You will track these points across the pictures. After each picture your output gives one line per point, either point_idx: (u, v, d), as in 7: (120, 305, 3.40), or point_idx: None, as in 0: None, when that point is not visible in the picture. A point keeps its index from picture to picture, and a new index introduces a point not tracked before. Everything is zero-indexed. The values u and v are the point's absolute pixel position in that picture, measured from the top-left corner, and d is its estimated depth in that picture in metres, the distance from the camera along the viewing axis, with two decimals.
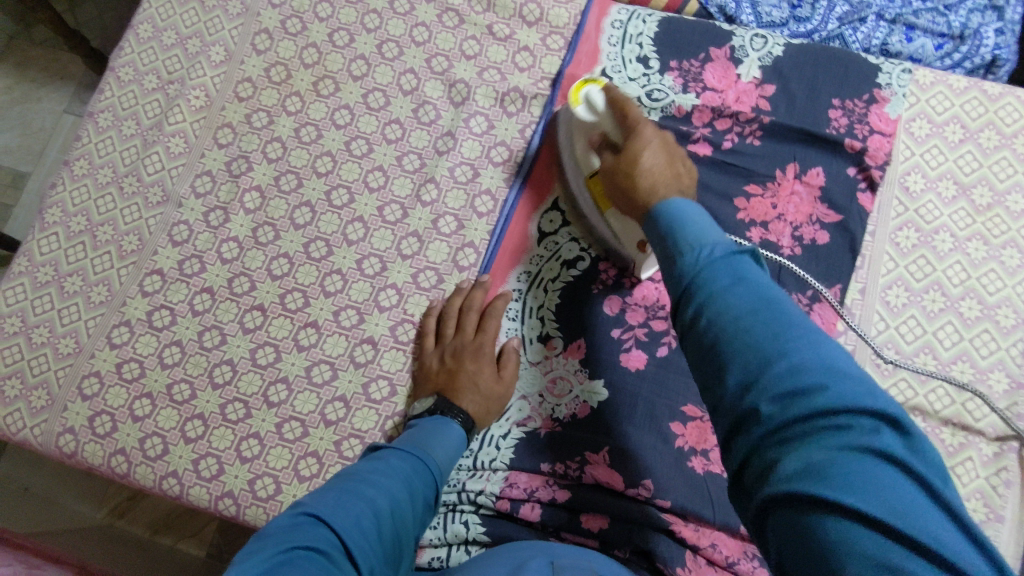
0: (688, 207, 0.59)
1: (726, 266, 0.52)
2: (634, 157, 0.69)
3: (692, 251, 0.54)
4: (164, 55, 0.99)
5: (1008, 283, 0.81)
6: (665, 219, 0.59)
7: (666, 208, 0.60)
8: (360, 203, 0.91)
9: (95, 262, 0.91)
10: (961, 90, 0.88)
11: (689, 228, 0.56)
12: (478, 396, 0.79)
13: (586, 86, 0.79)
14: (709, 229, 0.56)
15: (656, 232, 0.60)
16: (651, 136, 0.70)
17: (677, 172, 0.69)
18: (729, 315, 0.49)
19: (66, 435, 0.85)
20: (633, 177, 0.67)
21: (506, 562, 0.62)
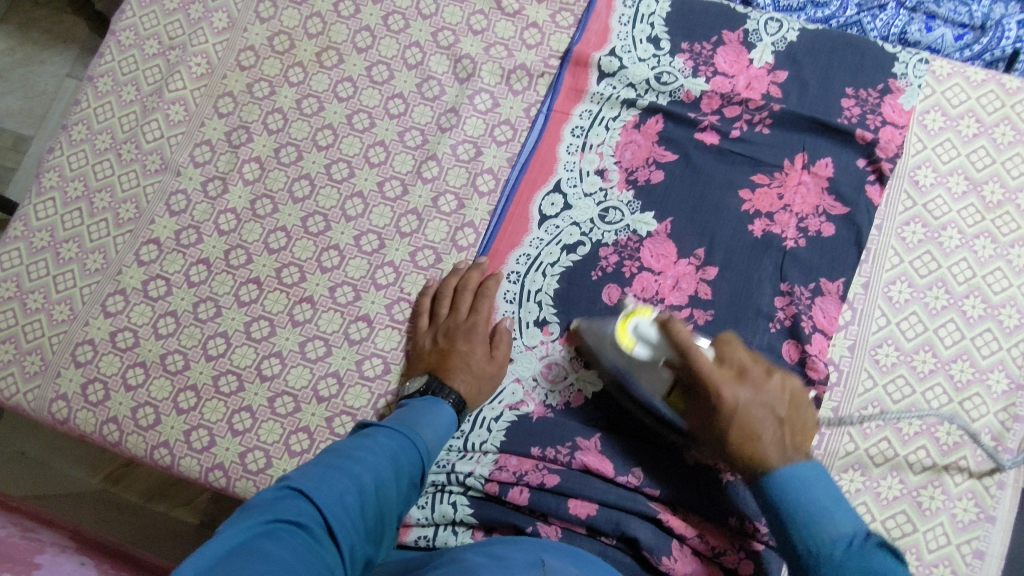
0: (803, 470, 0.62)
1: (853, 567, 0.58)
2: (756, 450, 0.64)
3: (819, 547, 0.59)
4: (166, 20, 0.97)
5: (1014, 283, 0.80)
6: (773, 490, 0.62)
7: (778, 487, 0.62)
8: (360, 178, 0.90)
9: (91, 229, 0.91)
10: (978, 83, 0.86)
11: (806, 504, 0.61)
12: (470, 375, 0.78)
13: (633, 322, 0.74)
14: (830, 506, 0.61)
15: (767, 503, 0.63)
16: (751, 404, 0.66)
17: (787, 430, 0.65)
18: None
19: (59, 402, 0.85)
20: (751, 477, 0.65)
21: (486, 557, 0.57)
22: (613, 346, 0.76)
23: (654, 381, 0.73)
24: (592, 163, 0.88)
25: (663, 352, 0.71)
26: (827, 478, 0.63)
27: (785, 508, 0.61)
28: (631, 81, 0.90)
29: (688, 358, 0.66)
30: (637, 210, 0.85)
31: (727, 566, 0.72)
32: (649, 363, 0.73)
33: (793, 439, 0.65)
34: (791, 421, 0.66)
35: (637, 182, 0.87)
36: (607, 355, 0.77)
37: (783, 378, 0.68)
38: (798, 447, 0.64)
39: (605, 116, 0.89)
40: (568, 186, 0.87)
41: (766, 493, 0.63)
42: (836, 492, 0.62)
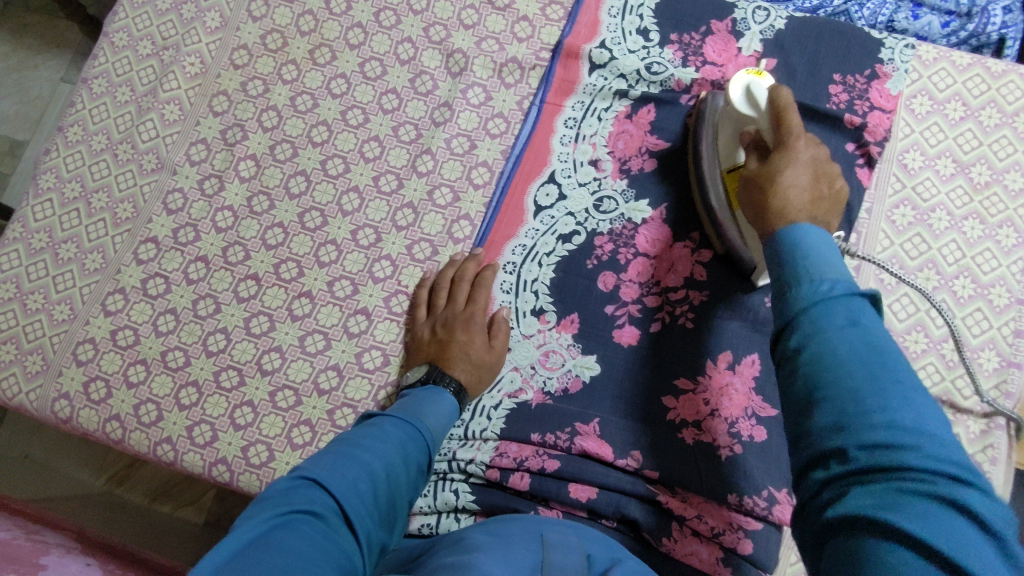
0: (811, 232, 0.55)
1: (842, 305, 0.48)
2: (783, 172, 0.62)
3: (810, 285, 0.50)
4: (159, 20, 0.98)
5: (1003, 262, 0.81)
6: (783, 245, 0.55)
7: (788, 241, 0.55)
8: (355, 173, 0.91)
9: (89, 229, 0.91)
10: (963, 67, 0.87)
11: (809, 255, 0.52)
12: (470, 365, 0.79)
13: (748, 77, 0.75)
14: (831, 260, 0.52)
15: (777, 259, 0.55)
16: (806, 162, 0.63)
17: (823, 203, 0.61)
18: (838, 347, 0.46)
19: (61, 401, 0.85)
20: (770, 185, 0.62)
21: (489, 535, 0.59)
22: (717, 131, 0.80)
23: (729, 158, 0.77)
24: (585, 154, 0.89)
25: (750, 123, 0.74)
26: (835, 249, 0.54)
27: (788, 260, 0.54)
28: (622, 71, 0.91)
29: (781, 117, 0.67)
30: (632, 198, 0.86)
31: (728, 546, 0.72)
32: (739, 122, 0.76)
33: (821, 208, 0.61)
34: (829, 205, 0.62)
35: (630, 171, 0.88)
36: (708, 145, 0.82)
37: (843, 183, 0.64)
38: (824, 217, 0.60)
39: (597, 107, 0.90)
40: (563, 176, 0.88)
41: (777, 243, 0.56)
42: (839, 254, 0.53)
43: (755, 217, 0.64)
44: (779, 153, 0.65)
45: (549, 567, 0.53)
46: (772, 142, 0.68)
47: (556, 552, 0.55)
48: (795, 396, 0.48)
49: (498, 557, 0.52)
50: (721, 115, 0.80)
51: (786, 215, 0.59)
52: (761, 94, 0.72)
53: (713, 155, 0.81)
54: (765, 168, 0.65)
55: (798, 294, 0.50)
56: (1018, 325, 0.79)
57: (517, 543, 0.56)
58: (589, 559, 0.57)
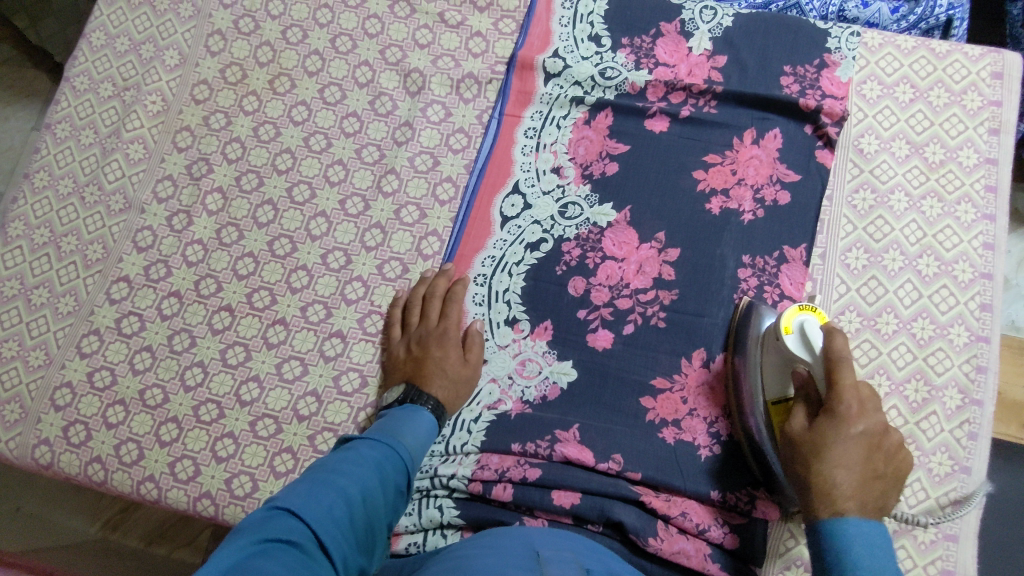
0: (860, 527, 0.58)
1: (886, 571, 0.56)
2: (831, 452, 0.62)
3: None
4: (118, 62, 0.99)
5: (963, 238, 0.82)
6: (830, 540, 0.59)
7: (838, 530, 0.59)
8: (322, 198, 0.91)
9: (60, 273, 0.91)
10: (909, 50, 0.89)
11: (864, 564, 0.56)
12: (446, 380, 0.79)
13: (802, 316, 0.70)
14: (875, 544, 0.57)
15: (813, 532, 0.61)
16: (842, 467, 0.62)
17: (875, 496, 0.62)
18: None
19: (41, 448, 0.85)
20: (817, 464, 0.63)
21: (483, 555, 0.57)
22: (762, 363, 0.74)
23: (774, 388, 0.72)
24: (547, 162, 0.90)
25: (808, 365, 0.68)
26: (888, 544, 0.58)
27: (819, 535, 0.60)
28: (577, 79, 0.92)
29: (834, 370, 0.65)
30: (596, 202, 0.87)
31: (714, 542, 0.72)
32: (790, 360, 0.70)
33: (875, 496, 0.62)
34: (882, 490, 0.63)
35: (592, 176, 0.89)
36: (754, 358, 0.75)
37: (892, 438, 0.65)
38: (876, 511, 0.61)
39: (555, 116, 0.92)
40: (527, 186, 0.89)
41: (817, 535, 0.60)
42: (892, 557, 0.57)
43: (799, 494, 0.64)
44: (828, 421, 0.64)
45: None
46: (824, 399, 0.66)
47: (552, 567, 0.54)
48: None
49: None
50: (770, 344, 0.73)
51: (841, 504, 0.60)
52: (817, 340, 0.68)
53: (757, 388, 0.73)
54: (813, 433, 0.64)
55: None
56: (985, 298, 0.80)
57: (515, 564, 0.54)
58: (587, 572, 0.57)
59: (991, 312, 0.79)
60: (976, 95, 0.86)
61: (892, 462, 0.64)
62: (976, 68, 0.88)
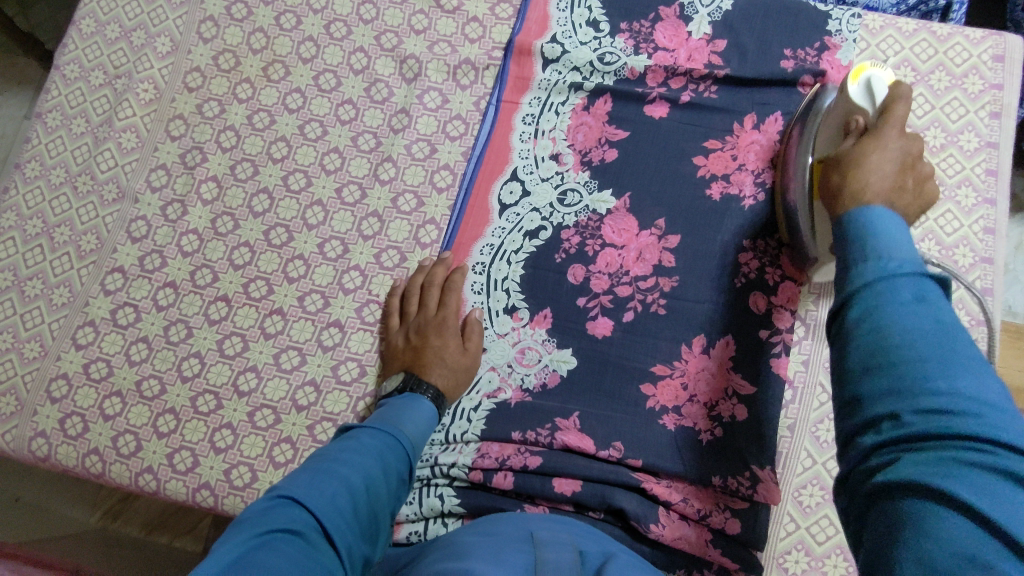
0: (885, 215, 0.50)
1: (913, 283, 0.44)
2: (869, 155, 0.58)
3: (875, 270, 0.46)
4: (109, 49, 0.97)
5: (964, 223, 0.82)
6: (855, 224, 0.50)
7: (860, 217, 0.51)
8: (318, 186, 0.90)
9: (54, 264, 0.90)
10: (910, 33, 0.88)
11: (882, 243, 0.47)
12: (446, 368, 0.79)
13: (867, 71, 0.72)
14: (900, 237, 0.47)
15: (839, 237, 0.51)
16: (896, 151, 0.58)
17: (907, 197, 0.55)
18: (903, 327, 0.42)
19: (38, 440, 0.84)
20: (851, 170, 0.57)
21: (480, 540, 0.57)
22: (817, 138, 0.76)
23: (834, 139, 0.72)
24: (545, 149, 0.89)
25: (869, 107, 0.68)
26: (908, 231, 0.49)
27: (845, 241, 0.50)
28: (576, 64, 0.91)
29: (892, 103, 0.64)
30: (595, 189, 0.87)
31: (716, 527, 0.72)
32: (853, 108, 0.70)
33: (906, 179, 0.56)
34: (913, 198, 0.56)
35: (592, 163, 0.88)
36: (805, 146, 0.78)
37: (927, 172, 0.58)
38: (909, 206, 0.55)
39: (554, 102, 0.91)
40: (525, 173, 0.88)
41: (843, 229, 0.51)
42: (908, 235, 0.48)
43: (827, 201, 0.58)
44: (871, 140, 0.60)
45: (542, 567, 0.51)
46: (876, 123, 0.64)
47: (548, 550, 0.54)
48: (850, 342, 0.44)
49: (485, 560, 0.52)
50: (828, 117, 0.76)
51: (860, 174, 0.56)
52: (880, 90, 0.68)
53: (807, 151, 0.78)
54: (852, 148, 0.60)
55: (862, 271, 0.46)
56: (985, 283, 0.79)
57: (510, 548, 0.55)
58: (582, 555, 0.57)
59: (992, 297, 0.79)
60: (977, 78, 0.86)
61: (922, 190, 0.57)
62: (978, 51, 0.87)
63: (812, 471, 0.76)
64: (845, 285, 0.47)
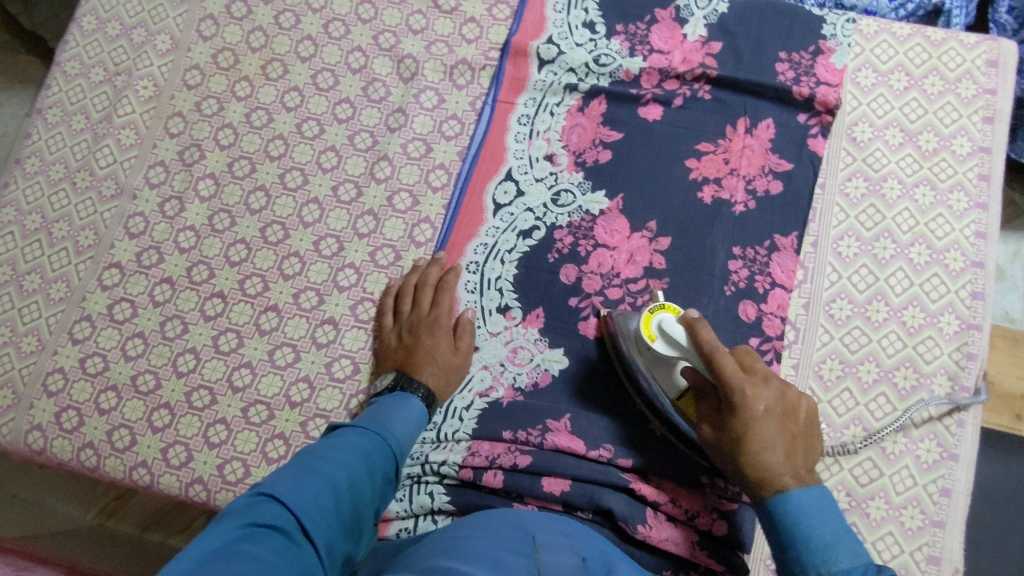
0: (804, 494, 0.63)
1: (857, 568, 0.58)
2: (755, 437, 0.65)
3: (824, 556, 0.59)
4: (110, 47, 0.98)
5: (956, 227, 0.82)
6: (795, 527, 0.62)
7: (789, 509, 0.62)
8: (314, 184, 0.91)
9: (52, 259, 0.91)
10: (904, 38, 0.89)
11: (811, 520, 0.61)
12: (437, 368, 0.79)
13: (659, 315, 0.69)
14: (828, 522, 0.61)
15: (770, 524, 0.64)
16: (771, 413, 0.66)
17: (801, 453, 0.66)
18: (850, 572, 0.58)
19: (34, 433, 0.85)
20: (751, 459, 0.65)
21: (482, 536, 0.57)
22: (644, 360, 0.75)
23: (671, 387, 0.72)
24: (540, 150, 0.89)
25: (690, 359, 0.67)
26: (831, 504, 0.63)
27: (779, 532, 0.63)
28: (571, 66, 0.92)
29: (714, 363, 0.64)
30: (589, 190, 0.87)
31: (702, 529, 0.73)
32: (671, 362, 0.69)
33: (802, 461, 0.66)
34: (805, 442, 0.67)
35: (586, 164, 0.88)
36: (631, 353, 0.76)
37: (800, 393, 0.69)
38: (806, 465, 0.66)
39: (549, 103, 0.91)
40: (519, 173, 0.89)
41: (767, 514, 0.64)
42: (849, 533, 0.61)
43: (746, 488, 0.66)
44: (738, 414, 0.65)
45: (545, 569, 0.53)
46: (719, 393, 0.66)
47: (548, 555, 0.55)
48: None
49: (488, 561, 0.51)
50: (645, 350, 0.74)
51: (779, 484, 0.64)
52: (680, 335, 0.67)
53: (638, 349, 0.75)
54: (732, 435, 0.66)
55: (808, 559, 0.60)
56: (975, 287, 0.80)
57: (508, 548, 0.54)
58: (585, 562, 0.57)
59: (983, 301, 0.79)
60: (970, 83, 0.86)
61: (810, 429, 0.69)
62: (972, 56, 0.87)
63: None
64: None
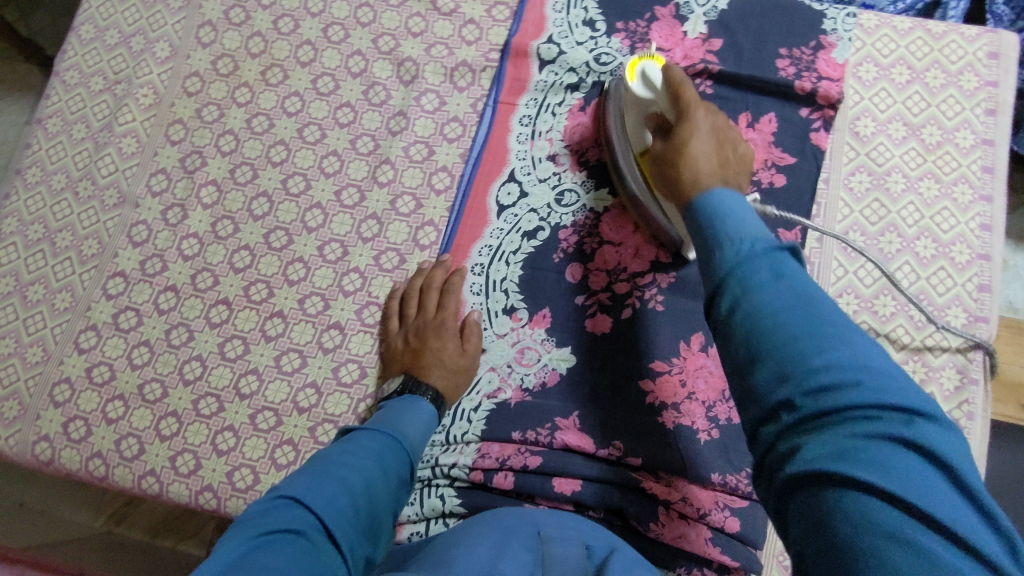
0: (727, 196, 0.56)
1: (765, 260, 0.49)
2: (689, 142, 0.66)
3: (736, 243, 0.51)
4: (109, 55, 0.98)
5: (961, 220, 0.82)
6: (704, 213, 0.55)
7: (702, 207, 0.56)
8: (317, 189, 0.91)
9: (55, 269, 0.91)
10: (905, 31, 0.89)
11: (729, 220, 0.53)
12: (445, 370, 0.79)
13: (645, 60, 0.77)
14: (747, 217, 0.53)
15: (694, 226, 0.56)
16: (708, 138, 0.66)
17: (729, 168, 0.65)
18: (777, 308, 0.46)
19: (42, 444, 0.85)
20: (682, 155, 0.65)
21: (491, 534, 0.57)
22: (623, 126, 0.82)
23: (640, 138, 0.80)
24: (542, 149, 0.89)
25: (656, 99, 0.75)
26: (747, 206, 0.55)
27: (705, 233, 0.54)
28: (572, 65, 0.91)
29: (679, 98, 0.70)
30: (592, 189, 0.87)
31: (715, 526, 0.73)
32: (644, 100, 0.77)
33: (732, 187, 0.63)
34: (733, 180, 0.64)
35: (588, 164, 0.88)
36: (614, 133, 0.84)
37: (739, 155, 0.69)
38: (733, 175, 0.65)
39: (551, 103, 0.91)
40: (523, 174, 0.89)
41: (696, 214, 0.56)
42: (754, 218, 0.54)
43: (667, 169, 0.67)
44: (681, 127, 0.68)
45: (550, 564, 0.52)
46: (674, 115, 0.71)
47: (555, 546, 0.55)
48: (734, 339, 0.48)
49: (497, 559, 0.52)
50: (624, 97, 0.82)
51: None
52: (658, 76, 0.75)
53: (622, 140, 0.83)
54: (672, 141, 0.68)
55: (725, 254, 0.51)
56: (982, 279, 0.80)
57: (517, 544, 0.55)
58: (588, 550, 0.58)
59: (990, 293, 0.79)
60: (972, 75, 0.86)
61: (738, 156, 0.69)
62: (973, 48, 0.87)
63: None
64: (746, 414, 0.47)
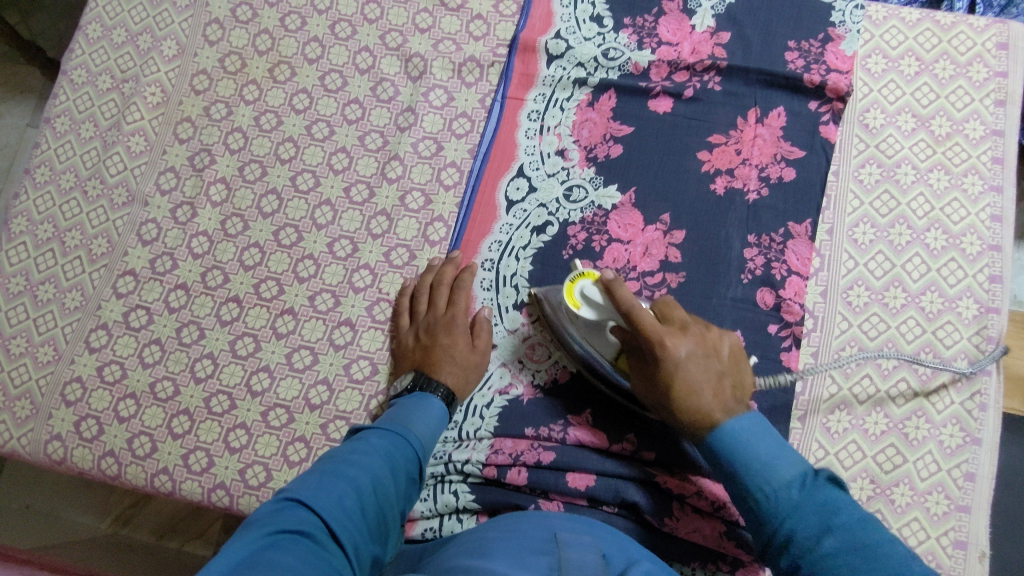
0: (743, 426, 0.65)
1: (808, 501, 0.61)
2: (681, 384, 0.68)
3: (773, 493, 0.62)
4: (116, 54, 0.98)
5: (971, 211, 0.82)
6: (728, 450, 0.65)
7: (724, 441, 0.65)
8: (326, 186, 0.91)
9: (65, 268, 0.91)
10: (913, 23, 0.89)
11: (755, 458, 0.63)
12: (456, 366, 0.79)
13: (580, 283, 0.73)
14: (773, 451, 0.64)
15: (722, 467, 0.65)
16: (691, 356, 0.68)
17: (727, 382, 0.69)
18: (836, 563, 0.58)
19: (54, 443, 0.85)
20: (680, 395, 0.68)
21: (500, 543, 0.57)
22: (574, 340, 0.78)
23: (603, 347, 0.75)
24: (551, 145, 0.89)
25: (608, 314, 0.72)
26: (766, 428, 0.66)
27: (734, 474, 0.64)
28: (580, 60, 0.91)
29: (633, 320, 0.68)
30: (601, 185, 0.87)
31: (729, 520, 0.73)
32: (595, 321, 0.74)
33: (733, 396, 0.68)
34: (731, 381, 0.69)
35: (597, 159, 0.88)
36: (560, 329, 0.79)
37: (723, 339, 0.71)
38: (737, 394, 0.68)
39: (559, 98, 0.91)
40: (531, 170, 0.89)
41: (716, 450, 0.65)
42: (782, 445, 0.65)
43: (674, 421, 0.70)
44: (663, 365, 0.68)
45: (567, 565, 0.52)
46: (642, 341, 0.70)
47: (571, 550, 0.55)
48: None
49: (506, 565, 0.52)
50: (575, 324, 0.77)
51: (712, 422, 0.67)
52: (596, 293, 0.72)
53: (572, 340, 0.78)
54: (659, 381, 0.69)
55: (768, 503, 0.62)
56: (993, 271, 0.80)
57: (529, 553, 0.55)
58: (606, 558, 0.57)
59: (1001, 284, 0.79)
60: (981, 66, 0.86)
61: (737, 364, 0.71)
62: (982, 39, 0.87)
63: (827, 463, 0.75)
64: None
